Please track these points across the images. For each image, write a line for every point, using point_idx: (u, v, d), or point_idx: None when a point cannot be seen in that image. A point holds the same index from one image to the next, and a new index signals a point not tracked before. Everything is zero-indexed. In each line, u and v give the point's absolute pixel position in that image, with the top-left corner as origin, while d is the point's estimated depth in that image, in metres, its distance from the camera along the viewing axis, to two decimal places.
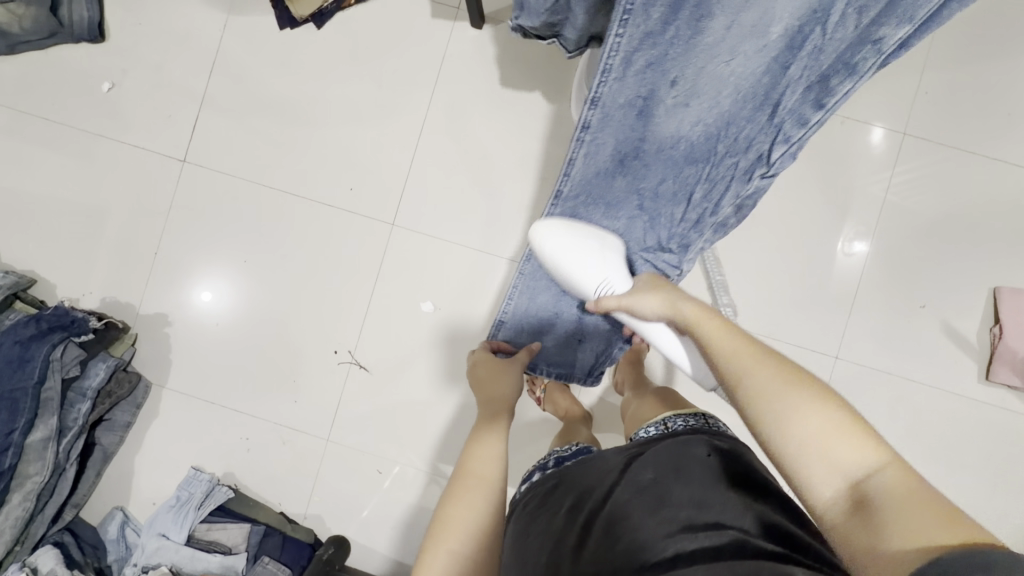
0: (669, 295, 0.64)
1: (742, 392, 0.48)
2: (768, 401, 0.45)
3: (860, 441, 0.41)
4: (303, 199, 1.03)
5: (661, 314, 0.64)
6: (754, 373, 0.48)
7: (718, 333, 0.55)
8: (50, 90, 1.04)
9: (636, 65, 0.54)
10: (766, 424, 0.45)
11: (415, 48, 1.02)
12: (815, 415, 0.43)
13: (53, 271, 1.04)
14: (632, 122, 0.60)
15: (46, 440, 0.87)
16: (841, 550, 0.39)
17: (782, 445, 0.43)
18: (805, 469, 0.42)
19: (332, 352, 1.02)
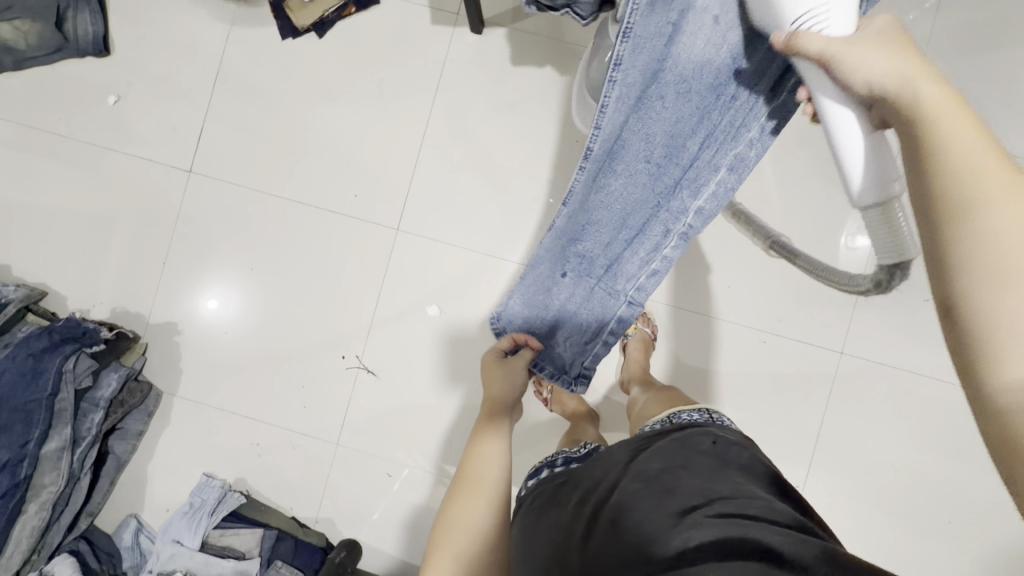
0: (900, 60, 0.41)
1: (959, 200, 0.36)
2: (995, 254, 0.34)
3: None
4: (308, 206, 1.04)
5: (881, 86, 0.41)
6: (992, 192, 0.35)
7: (967, 136, 0.37)
8: (57, 104, 1.06)
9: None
10: (974, 206, 0.35)
11: (416, 54, 1.03)
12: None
13: (64, 283, 1.05)
14: (659, 49, 0.56)
15: (60, 450, 0.88)
16: (990, 421, 0.33)
17: (973, 307, 0.34)
18: (985, 329, 0.33)
19: (340, 357, 1.03)
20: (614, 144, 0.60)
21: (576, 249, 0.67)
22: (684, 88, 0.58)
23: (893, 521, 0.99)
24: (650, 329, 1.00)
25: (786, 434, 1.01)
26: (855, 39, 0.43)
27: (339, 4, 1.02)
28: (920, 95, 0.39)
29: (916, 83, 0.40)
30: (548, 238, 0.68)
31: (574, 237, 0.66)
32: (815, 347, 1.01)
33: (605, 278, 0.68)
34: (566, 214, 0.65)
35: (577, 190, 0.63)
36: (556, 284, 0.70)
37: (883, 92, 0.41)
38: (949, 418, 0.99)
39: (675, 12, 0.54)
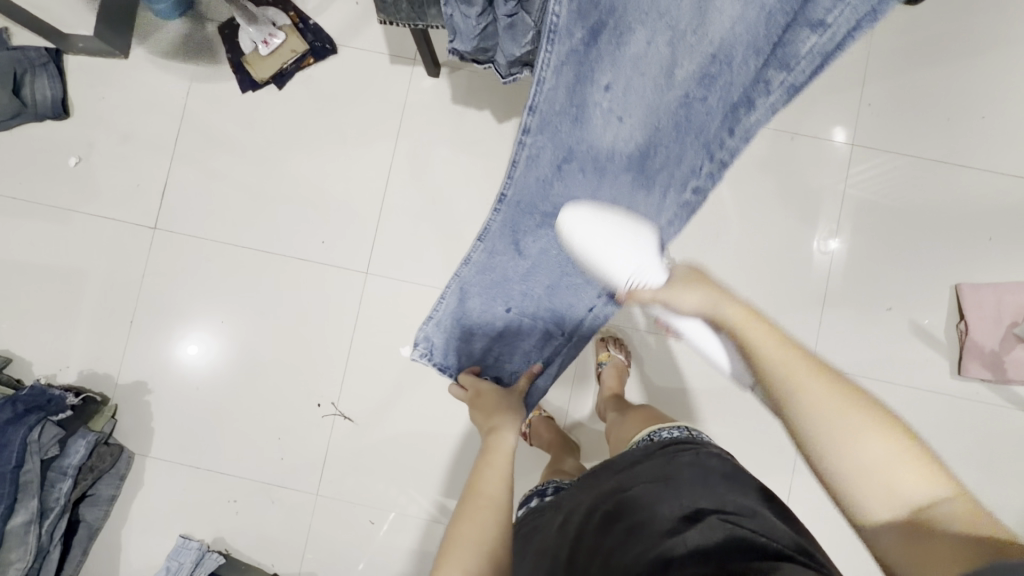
0: (709, 292, 0.59)
1: (804, 432, 0.48)
2: (832, 457, 0.46)
3: (917, 468, 0.44)
4: (275, 254, 1.04)
5: (699, 310, 0.60)
6: (818, 404, 0.48)
7: (779, 351, 0.51)
8: (17, 168, 1.05)
9: (566, 74, 0.52)
10: (796, 407, 0.49)
11: (377, 100, 1.05)
12: (848, 427, 0.46)
13: (29, 348, 1.03)
14: (568, 130, 0.56)
15: (27, 524, 0.86)
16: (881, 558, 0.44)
17: (836, 485, 0.46)
18: (850, 503, 0.45)
19: (316, 405, 1.01)
20: (526, 199, 0.62)
21: (503, 289, 0.71)
22: (598, 161, 0.61)
23: None
24: (624, 356, 1.01)
25: (767, 450, 1.01)
26: (673, 278, 0.63)
27: (298, 56, 1.04)
28: (745, 328, 0.54)
29: (721, 311, 0.57)
30: (469, 271, 0.69)
31: (503, 280, 0.70)
32: None
33: (532, 313, 0.74)
34: (481, 248, 0.67)
35: (494, 231, 0.65)
36: (490, 309, 0.72)
37: (712, 315, 0.58)
38: (923, 424, 1.00)
39: (578, 99, 0.54)
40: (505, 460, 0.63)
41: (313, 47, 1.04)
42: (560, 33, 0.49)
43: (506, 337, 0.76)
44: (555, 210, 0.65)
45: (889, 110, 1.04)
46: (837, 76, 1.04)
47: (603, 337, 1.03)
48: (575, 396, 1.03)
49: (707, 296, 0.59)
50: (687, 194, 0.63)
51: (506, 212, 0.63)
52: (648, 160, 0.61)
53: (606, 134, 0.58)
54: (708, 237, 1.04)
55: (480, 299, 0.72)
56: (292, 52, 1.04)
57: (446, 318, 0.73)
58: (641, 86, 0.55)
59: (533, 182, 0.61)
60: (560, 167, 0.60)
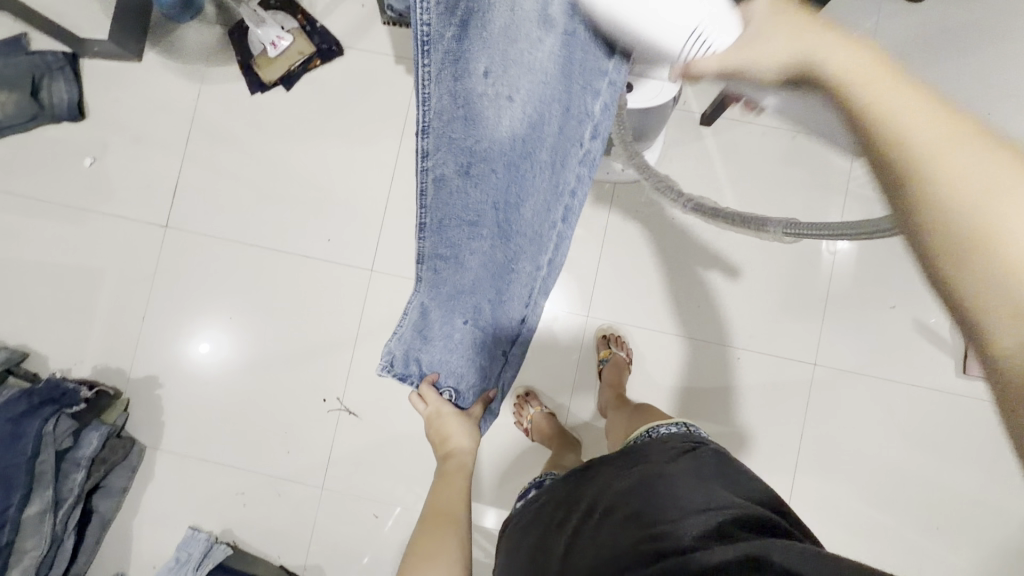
0: (799, 29, 0.37)
1: (930, 205, 0.29)
2: (934, 158, 0.29)
3: (989, 151, 0.28)
4: (282, 252, 1.06)
5: (787, 73, 0.38)
6: (937, 192, 0.29)
7: (909, 112, 0.30)
8: (34, 169, 1.08)
9: (445, 81, 0.46)
10: (930, 213, 0.29)
11: (382, 100, 1.06)
12: (981, 161, 0.28)
13: (45, 343, 1.06)
14: (461, 137, 0.48)
15: (41, 513, 0.88)
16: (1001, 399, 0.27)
17: (933, 189, 0.29)
18: (930, 192, 0.29)
19: (322, 400, 1.03)
20: (446, 215, 0.51)
21: (457, 303, 0.56)
22: (507, 157, 0.49)
23: (881, 528, 0.99)
24: (625, 353, 1.01)
25: (770, 449, 1.01)
26: (772, 24, 0.39)
27: (305, 57, 1.07)
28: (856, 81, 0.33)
29: (820, 57, 0.35)
30: (414, 309, 0.56)
31: (459, 293, 0.55)
32: (790, 361, 1.02)
33: (491, 330, 0.58)
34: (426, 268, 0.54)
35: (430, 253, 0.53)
36: (449, 330, 0.57)
37: (800, 69, 0.37)
38: (928, 423, 1.00)
39: (463, 100, 0.47)
40: (464, 484, 0.70)
41: (320, 49, 1.07)
42: (433, 40, 0.45)
43: (466, 365, 0.60)
44: (484, 219, 0.51)
45: None
46: None
47: (605, 334, 1.03)
48: (576, 393, 1.04)
49: (800, 35, 0.37)
50: (588, 144, 0.52)
51: (433, 238, 0.53)
52: (534, 152, 0.50)
53: (500, 122, 0.48)
54: (710, 235, 1.04)
55: (439, 315, 0.56)
56: (300, 54, 1.06)
57: (409, 332, 0.56)
58: (516, 60, 0.46)
59: (450, 198, 0.50)
60: (470, 171, 0.49)
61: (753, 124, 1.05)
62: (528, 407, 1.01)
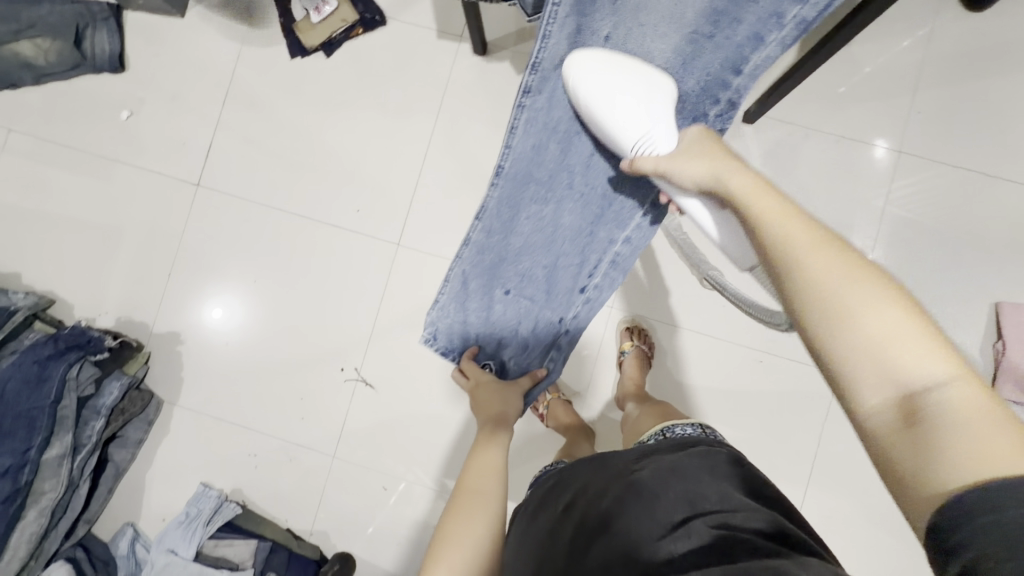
0: (710, 161, 0.53)
1: (783, 265, 0.42)
2: (805, 263, 0.41)
3: (840, 257, 0.41)
4: (309, 219, 1.06)
5: (701, 183, 0.53)
6: (803, 250, 0.42)
7: (821, 250, 0.41)
8: (71, 118, 1.09)
9: (569, 27, 0.59)
10: (787, 255, 0.42)
11: (420, 75, 1.05)
12: (834, 256, 0.41)
13: (71, 292, 1.07)
14: (568, 87, 0.62)
15: (60, 457, 0.90)
16: (878, 457, 0.36)
17: (774, 246, 0.44)
18: (772, 238, 0.44)
19: (339, 369, 1.04)
20: (523, 171, 0.64)
21: (500, 270, 0.70)
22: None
23: (890, 543, 0.98)
24: (647, 346, 1.01)
25: (783, 455, 1.00)
26: (677, 153, 0.56)
27: (348, 25, 1.06)
28: (744, 202, 0.48)
29: (726, 182, 0.50)
30: (468, 253, 0.68)
31: (501, 262, 0.69)
32: (813, 368, 1.01)
33: (531, 297, 0.71)
34: (479, 227, 0.66)
35: (490, 209, 0.66)
36: (490, 301, 0.71)
37: (710, 188, 0.52)
38: None
39: (579, 53, 0.62)
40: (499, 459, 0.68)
41: (363, 18, 1.06)
42: None
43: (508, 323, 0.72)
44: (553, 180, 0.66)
45: (943, 119, 1.01)
46: (891, 80, 1.01)
47: (628, 326, 1.02)
48: (593, 384, 1.03)
49: (710, 164, 0.52)
50: None
51: (500, 183, 0.65)
52: None
53: None
54: None
55: (480, 286, 0.70)
56: (342, 22, 1.05)
57: (449, 304, 0.71)
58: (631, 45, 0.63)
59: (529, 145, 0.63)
60: (559, 128, 0.64)
61: (795, 126, 1.03)
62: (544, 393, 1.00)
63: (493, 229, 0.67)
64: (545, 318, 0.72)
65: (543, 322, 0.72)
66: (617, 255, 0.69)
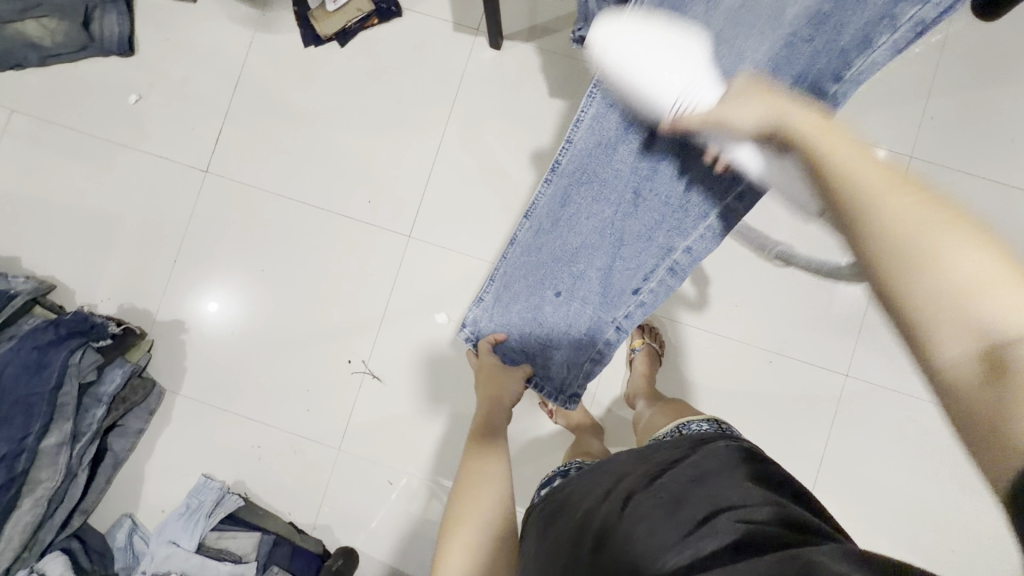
0: (773, 100, 0.50)
1: (857, 200, 0.38)
2: (882, 198, 0.37)
3: (930, 201, 0.36)
4: (319, 209, 1.05)
5: (757, 125, 0.51)
6: (880, 187, 0.38)
7: (901, 187, 0.37)
8: (77, 101, 1.07)
9: (658, 17, 0.59)
10: (873, 190, 0.38)
11: (435, 67, 1.05)
12: (916, 201, 0.36)
13: (73, 277, 1.05)
14: (646, 87, 0.61)
15: (59, 445, 0.88)
16: (951, 409, 0.31)
17: (855, 178, 0.39)
18: (862, 180, 0.39)
19: (347, 361, 1.02)
20: (582, 169, 0.67)
21: (551, 267, 0.72)
22: (670, 127, 0.63)
23: (895, 545, 0.98)
24: (657, 343, 1.01)
25: (790, 455, 1.01)
26: (732, 93, 0.54)
27: (363, 16, 1.04)
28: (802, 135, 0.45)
29: (786, 114, 0.48)
30: (515, 253, 0.73)
31: (550, 261, 0.71)
32: (821, 370, 1.02)
33: (583, 298, 0.71)
34: (527, 227, 0.72)
35: (540, 206, 0.70)
36: (541, 300, 0.73)
37: (772, 127, 0.49)
38: (953, 447, 0.99)
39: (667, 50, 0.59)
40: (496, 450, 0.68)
41: (378, 8, 1.04)
42: None
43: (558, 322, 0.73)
44: (617, 181, 0.67)
45: (953, 125, 1.02)
46: (902, 86, 1.02)
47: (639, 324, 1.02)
48: (603, 381, 1.03)
49: (771, 100, 0.50)
50: None
51: (561, 181, 0.68)
52: None
53: None
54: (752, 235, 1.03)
55: (528, 282, 0.73)
56: (358, 13, 1.04)
57: (494, 298, 0.77)
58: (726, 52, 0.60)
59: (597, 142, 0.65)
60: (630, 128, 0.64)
61: None
62: None
63: (544, 227, 0.71)
64: (598, 319, 0.72)
65: (593, 324, 0.73)
66: (674, 262, 0.68)
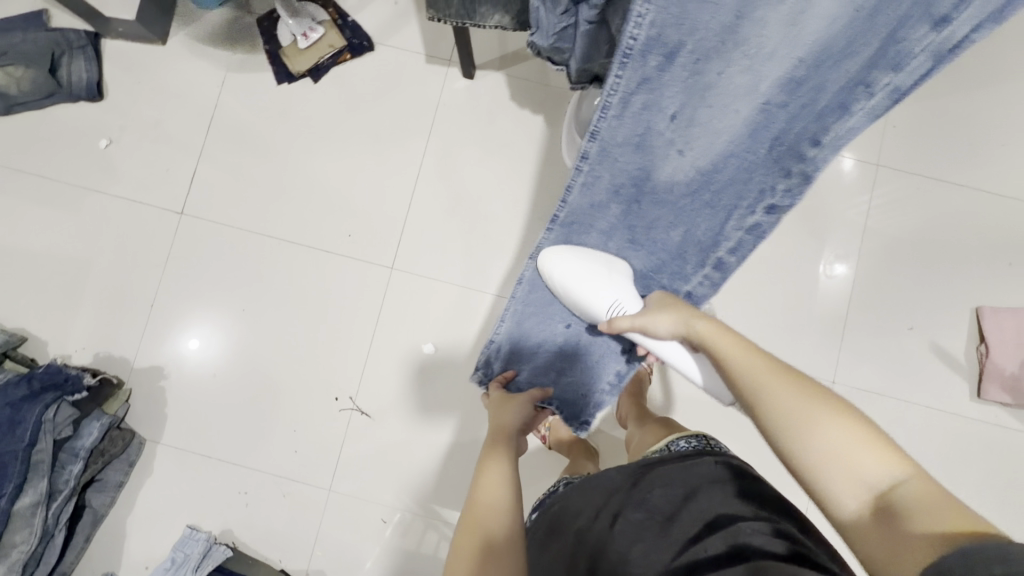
0: (680, 314, 0.62)
1: (756, 397, 0.49)
2: (768, 394, 0.49)
3: (808, 395, 0.47)
4: (298, 246, 1.04)
5: (676, 330, 0.62)
6: (755, 380, 0.51)
7: (778, 382, 0.49)
8: (45, 148, 1.05)
9: (635, 101, 0.50)
10: (754, 389, 0.50)
11: (409, 99, 1.06)
12: (793, 400, 0.47)
13: (45, 328, 1.02)
14: (629, 156, 0.57)
15: (34, 505, 0.84)
16: (861, 560, 0.41)
17: (750, 382, 0.51)
18: (748, 385, 0.51)
19: (333, 399, 1.00)
20: (580, 218, 0.66)
21: (560, 305, 0.73)
22: (656, 192, 0.62)
23: None
24: (644, 362, 1.01)
25: (783, 464, 1.01)
26: (650, 310, 0.65)
27: (335, 51, 1.05)
28: (767, 392, 0.49)
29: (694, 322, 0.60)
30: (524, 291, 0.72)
31: (560, 298, 0.73)
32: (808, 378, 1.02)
33: (592, 327, 0.74)
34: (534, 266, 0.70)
35: (545, 249, 0.69)
36: (551, 329, 0.75)
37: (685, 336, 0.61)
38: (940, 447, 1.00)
39: (644, 127, 0.53)
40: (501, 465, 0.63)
41: (350, 43, 1.06)
42: (632, 55, 0.46)
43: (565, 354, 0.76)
44: (618, 230, 0.68)
45: (916, 132, 1.05)
46: None
47: None
48: None
49: (680, 313, 0.62)
50: (758, 215, 0.63)
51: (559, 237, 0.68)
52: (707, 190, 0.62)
53: (666, 167, 0.59)
54: None
55: (539, 319, 0.74)
56: (330, 48, 1.05)
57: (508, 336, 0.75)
58: (711, 132, 0.55)
59: (588, 203, 0.63)
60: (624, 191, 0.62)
61: None
62: None
63: (552, 270, 0.71)
64: (604, 349, 0.75)
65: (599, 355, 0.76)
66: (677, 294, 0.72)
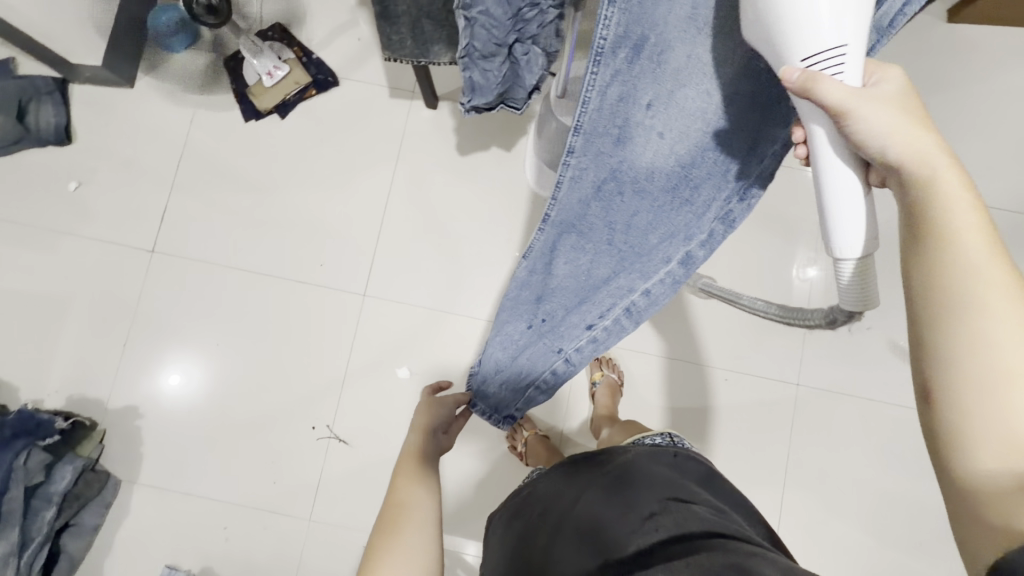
0: (912, 125, 0.42)
1: (950, 279, 0.38)
2: (961, 267, 0.38)
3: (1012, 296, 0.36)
4: (270, 277, 1.05)
5: (889, 143, 0.41)
6: (977, 264, 0.37)
7: (989, 266, 0.37)
8: (14, 192, 1.06)
9: (612, 93, 0.52)
10: (951, 250, 0.38)
11: (376, 130, 1.09)
12: (1006, 294, 0.36)
13: (17, 373, 1.01)
14: (610, 148, 0.54)
15: (7, 555, 0.83)
16: (954, 488, 0.36)
17: (950, 241, 0.38)
18: (953, 251, 0.38)
19: (311, 428, 1.01)
20: (571, 219, 0.57)
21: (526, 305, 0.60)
22: (637, 182, 0.56)
23: (866, 543, 1.01)
24: (616, 374, 1.03)
25: (755, 467, 1.04)
26: (881, 95, 0.42)
27: (301, 87, 1.09)
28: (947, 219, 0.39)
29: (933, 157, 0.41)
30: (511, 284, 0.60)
31: (536, 296, 0.60)
32: (775, 381, 1.06)
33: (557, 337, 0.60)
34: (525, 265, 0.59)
35: (535, 250, 0.58)
36: (511, 331, 0.61)
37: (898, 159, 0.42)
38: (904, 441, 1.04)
39: (621, 118, 0.53)
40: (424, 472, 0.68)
41: (315, 79, 1.09)
42: (605, 53, 0.50)
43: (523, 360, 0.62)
44: (597, 228, 0.57)
45: None
46: None
47: (597, 356, 1.05)
48: (569, 415, 1.05)
49: (916, 131, 0.41)
50: (732, 205, 0.56)
51: (548, 236, 0.57)
52: (689, 187, 0.56)
53: (645, 151, 0.55)
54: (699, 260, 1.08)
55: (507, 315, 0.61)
56: (296, 84, 1.09)
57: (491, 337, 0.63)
58: (688, 117, 0.54)
59: (577, 201, 0.56)
60: (603, 188, 0.56)
61: None
62: (521, 431, 1.01)
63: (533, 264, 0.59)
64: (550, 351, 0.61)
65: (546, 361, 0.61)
66: (633, 302, 0.58)
